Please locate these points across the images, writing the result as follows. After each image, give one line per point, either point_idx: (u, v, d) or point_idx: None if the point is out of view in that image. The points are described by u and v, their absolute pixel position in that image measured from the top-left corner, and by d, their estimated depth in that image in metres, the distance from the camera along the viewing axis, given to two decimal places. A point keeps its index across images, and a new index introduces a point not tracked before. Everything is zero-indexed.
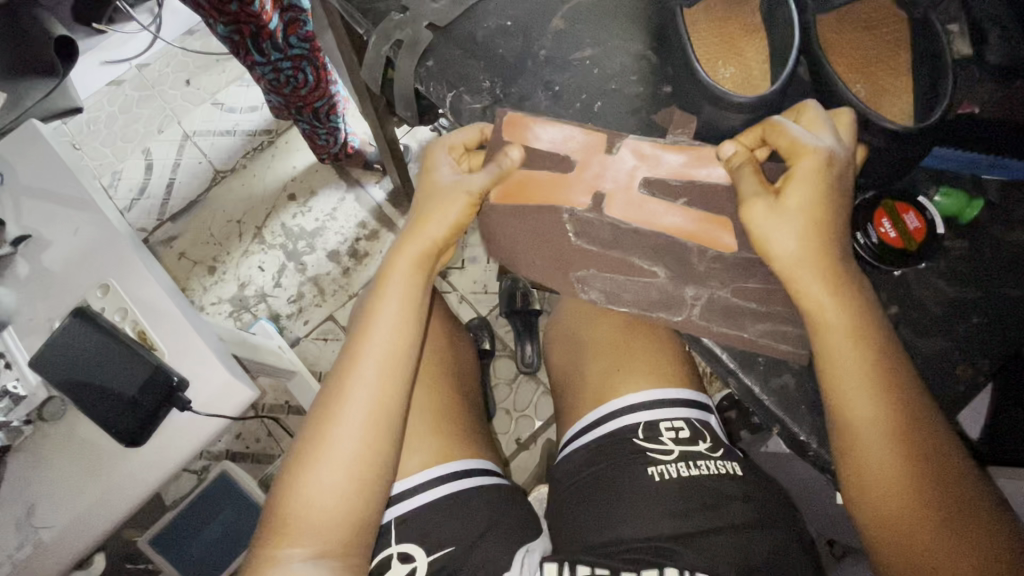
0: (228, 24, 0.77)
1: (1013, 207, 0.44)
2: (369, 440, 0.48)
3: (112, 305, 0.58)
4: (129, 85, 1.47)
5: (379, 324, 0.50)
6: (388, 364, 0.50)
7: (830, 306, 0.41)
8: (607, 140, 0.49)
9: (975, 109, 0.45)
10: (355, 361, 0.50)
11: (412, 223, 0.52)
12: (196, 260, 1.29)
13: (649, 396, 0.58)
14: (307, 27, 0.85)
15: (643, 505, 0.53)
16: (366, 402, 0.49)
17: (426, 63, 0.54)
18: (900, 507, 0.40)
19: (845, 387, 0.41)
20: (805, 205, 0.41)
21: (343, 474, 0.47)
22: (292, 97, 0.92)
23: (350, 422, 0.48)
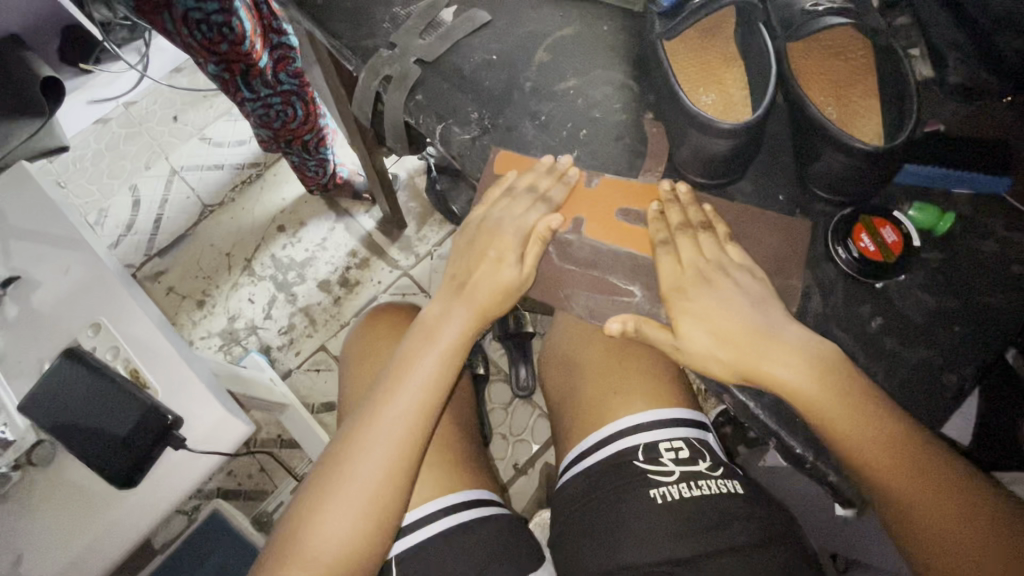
0: (218, 63, 0.78)
1: (985, 218, 0.46)
2: (389, 472, 0.48)
3: (103, 343, 0.58)
4: (116, 123, 1.48)
5: (421, 365, 0.52)
6: (422, 404, 0.51)
7: (781, 362, 0.42)
8: (585, 175, 0.51)
9: (940, 127, 0.49)
10: (389, 397, 0.51)
11: (469, 270, 0.55)
12: (186, 295, 1.28)
13: (647, 416, 0.58)
14: (296, 64, 0.87)
15: (645, 528, 0.53)
16: (395, 435, 0.49)
17: (415, 96, 0.56)
18: (949, 548, 0.38)
19: (846, 427, 0.40)
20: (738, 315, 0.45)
21: (359, 506, 0.47)
22: (281, 131, 0.94)
23: (375, 455, 0.48)
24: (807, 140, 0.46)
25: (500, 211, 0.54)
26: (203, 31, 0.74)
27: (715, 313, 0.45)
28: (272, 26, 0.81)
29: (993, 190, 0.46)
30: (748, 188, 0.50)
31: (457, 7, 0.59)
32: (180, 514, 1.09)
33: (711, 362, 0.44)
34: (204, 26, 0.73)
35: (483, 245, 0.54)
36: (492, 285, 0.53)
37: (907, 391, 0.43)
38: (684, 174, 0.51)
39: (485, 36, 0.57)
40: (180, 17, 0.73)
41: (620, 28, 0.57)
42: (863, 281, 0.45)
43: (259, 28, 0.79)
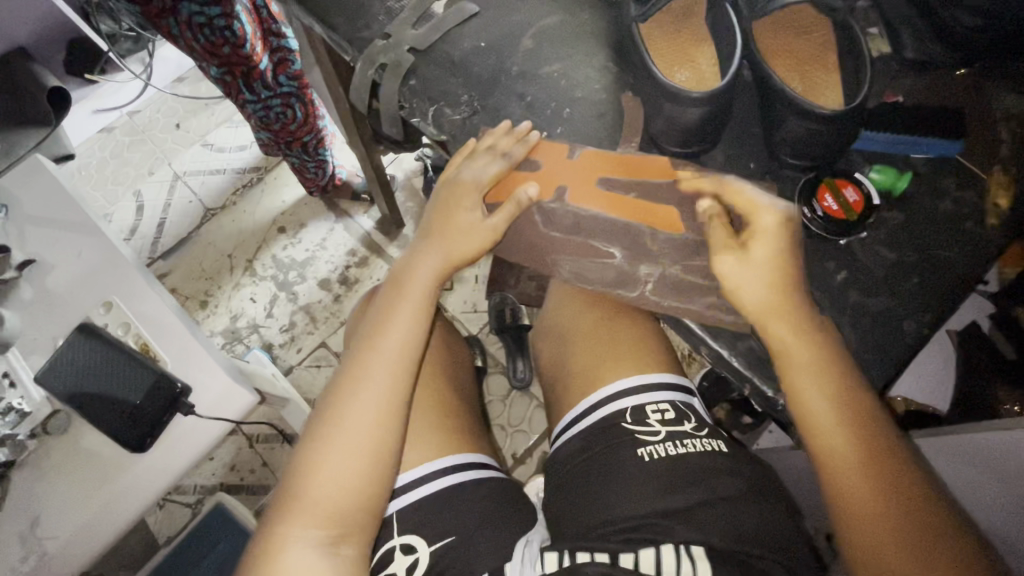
0: (220, 66, 0.82)
1: (941, 180, 0.49)
2: (379, 422, 0.51)
3: (114, 320, 0.61)
4: (119, 131, 1.53)
5: (393, 323, 0.55)
6: (399, 359, 0.54)
7: (773, 320, 0.45)
8: (568, 146, 0.55)
9: (898, 98, 0.52)
10: (370, 354, 0.54)
11: (442, 224, 0.57)
12: (189, 295, 1.31)
13: (635, 381, 0.60)
14: (296, 66, 0.90)
15: (634, 484, 0.55)
16: (382, 389, 0.52)
17: (409, 81, 0.59)
18: (868, 500, 0.42)
19: (802, 379, 0.43)
20: (769, 258, 0.46)
21: (353, 455, 0.50)
22: (281, 133, 0.97)
23: (364, 407, 0.51)
24: (772, 110, 0.50)
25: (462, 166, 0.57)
26: (206, 34, 0.77)
27: (758, 260, 0.46)
28: (272, 30, 0.84)
29: (946, 154, 0.50)
30: (721, 159, 0.53)
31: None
32: (185, 507, 1.11)
33: (755, 313, 0.45)
34: (207, 29, 0.77)
35: (450, 200, 0.56)
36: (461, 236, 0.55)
37: (870, 337, 0.46)
38: (664, 146, 0.54)
39: (475, 26, 0.61)
40: (185, 21, 0.77)
41: (600, 16, 0.61)
42: (828, 239, 0.48)
43: (259, 32, 0.82)
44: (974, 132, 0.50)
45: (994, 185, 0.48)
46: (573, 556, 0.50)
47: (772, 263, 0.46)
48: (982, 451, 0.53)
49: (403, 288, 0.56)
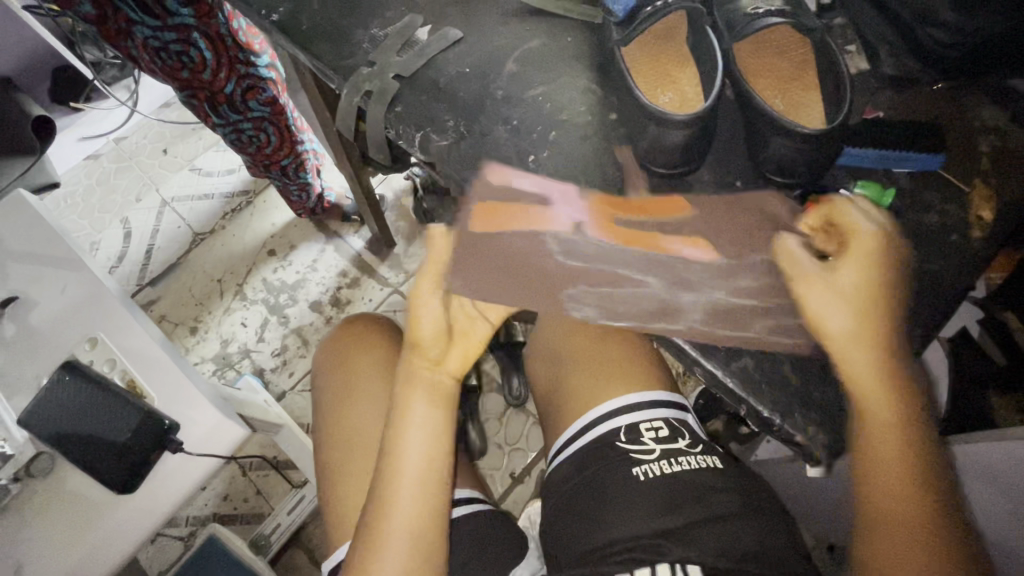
0: (184, 89, 0.81)
1: (924, 194, 0.50)
2: (420, 491, 0.51)
3: (99, 356, 0.60)
4: (106, 159, 1.51)
5: (407, 449, 0.52)
6: (434, 424, 0.53)
7: (835, 314, 0.44)
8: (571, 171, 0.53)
9: (879, 114, 0.53)
10: (403, 424, 0.53)
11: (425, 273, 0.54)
12: (178, 321, 1.30)
13: (628, 399, 0.59)
14: (267, 93, 0.83)
15: (627, 504, 0.52)
16: (420, 459, 0.52)
17: (395, 108, 0.59)
18: (910, 522, 0.43)
19: (869, 391, 0.43)
20: (857, 279, 0.44)
21: (407, 534, 0.50)
22: (258, 156, 0.94)
23: (406, 483, 0.51)
24: (756, 130, 0.50)
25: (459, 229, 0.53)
26: (162, 57, 0.75)
27: (847, 284, 0.44)
28: (239, 58, 0.77)
29: (929, 168, 0.50)
30: (707, 178, 0.53)
31: (431, 26, 0.63)
32: (176, 542, 1.08)
33: (839, 321, 0.44)
34: (163, 53, 0.75)
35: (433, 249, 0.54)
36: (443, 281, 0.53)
37: None
38: (649, 169, 0.53)
39: (459, 51, 0.62)
40: (141, 43, 0.74)
41: (583, 39, 0.62)
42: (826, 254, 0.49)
43: (220, 59, 0.76)
44: (955, 145, 0.51)
45: (977, 198, 0.49)
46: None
47: (859, 281, 0.44)
48: (979, 461, 0.53)
49: (407, 412, 0.53)
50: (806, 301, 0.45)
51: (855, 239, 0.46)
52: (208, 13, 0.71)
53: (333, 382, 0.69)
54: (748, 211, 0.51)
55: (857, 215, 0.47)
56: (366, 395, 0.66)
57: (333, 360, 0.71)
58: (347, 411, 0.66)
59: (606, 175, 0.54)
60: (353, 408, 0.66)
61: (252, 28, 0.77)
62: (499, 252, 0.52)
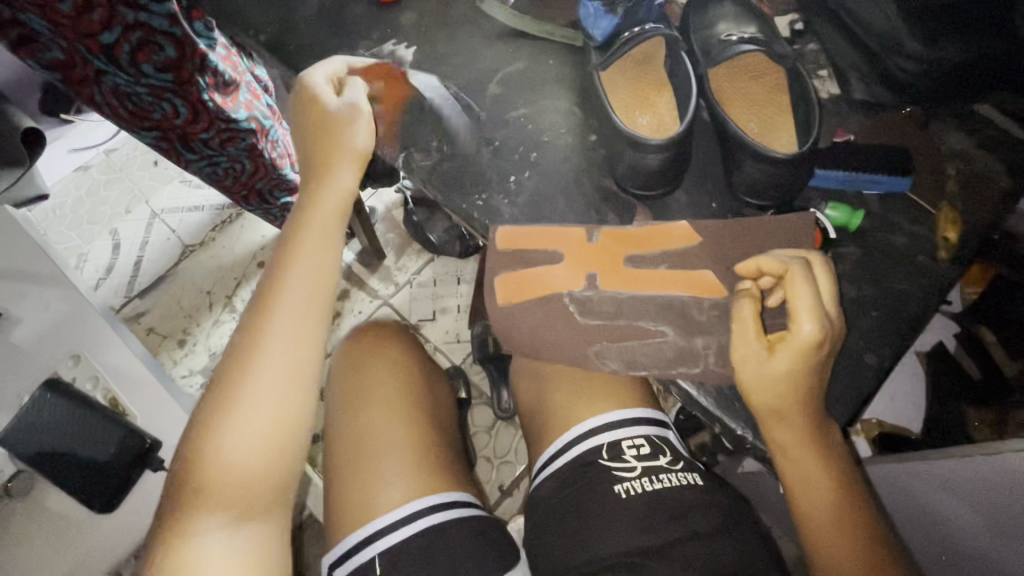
0: (150, 129, 0.71)
1: (892, 215, 0.51)
2: (279, 404, 0.52)
3: (82, 373, 0.61)
4: (96, 170, 1.51)
5: (268, 344, 0.53)
6: (298, 322, 0.54)
7: (751, 363, 0.45)
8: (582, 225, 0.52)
9: (849, 137, 0.55)
10: (263, 324, 0.54)
11: (307, 199, 0.59)
12: (166, 334, 1.29)
13: (611, 416, 0.59)
14: (246, 140, 0.74)
15: (609, 522, 0.53)
16: (286, 350, 0.53)
17: (380, 129, 0.60)
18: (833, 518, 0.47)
19: (781, 426, 0.45)
20: (789, 369, 0.43)
21: (263, 416, 0.51)
22: (233, 189, 0.84)
23: (268, 373, 0.52)
24: (730, 153, 0.52)
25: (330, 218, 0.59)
26: (132, 102, 0.66)
27: (776, 371, 0.44)
28: (218, 117, 0.69)
29: (897, 191, 0.52)
30: (685, 198, 0.55)
31: (416, 48, 0.64)
32: None
33: (754, 390, 0.45)
34: (134, 98, 0.65)
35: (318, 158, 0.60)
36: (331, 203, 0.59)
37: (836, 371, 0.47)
38: (627, 190, 0.54)
39: (444, 72, 0.63)
40: (109, 90, 0.64)
41: (564, 62, 0.63)
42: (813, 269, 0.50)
43: (196, 114, 0.68)
44: (922, 168, 0.53)
45: (943, 220, 0.51)
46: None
47: (790, 383, 0.44)
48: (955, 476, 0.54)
49: (264, 331, 0.53)
50: (738, 374, 0.45)
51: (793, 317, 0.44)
52: (192, 80, 0.63)
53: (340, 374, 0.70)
54: (724, 225, 0.51)
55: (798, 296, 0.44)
56: (377, 402, 0.66)
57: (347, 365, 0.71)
58: (357, 414, 0.65)
59: (587, 196, 0.56)
60: (363, 415, 0.65)
61: (232, 84, 0.69)
62: (512, 279, 0.52)
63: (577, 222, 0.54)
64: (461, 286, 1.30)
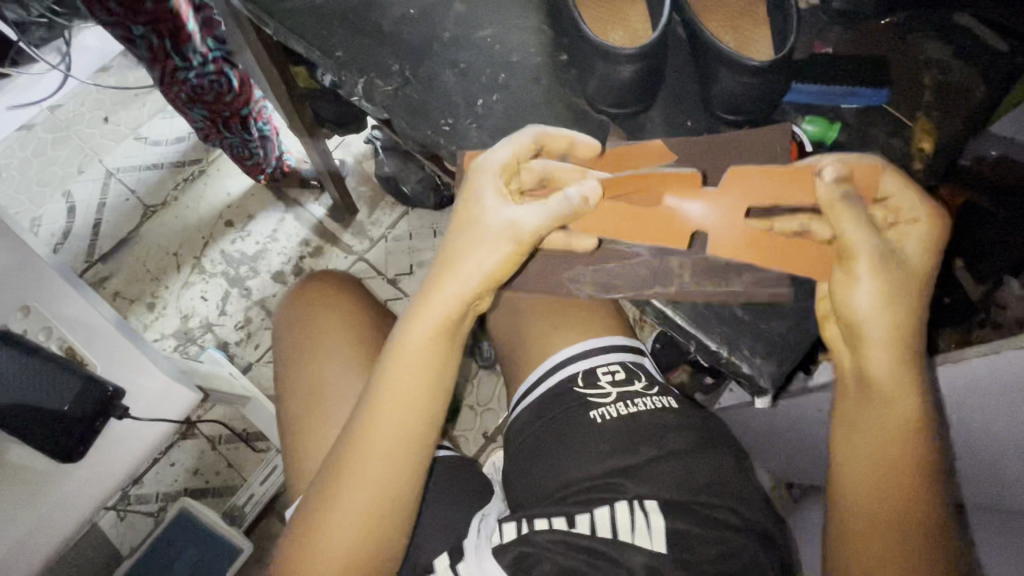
0: (143, 25, 0.70)
1: (868, 128, 0.50)
2: (367, 514, 0.42)
3: (34, 324, 0.53)
4: (42, 128, 1.41)
5: (372, 455, 0.43)
6: (395, 437, 0.43)
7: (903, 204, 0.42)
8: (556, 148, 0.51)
9: (827, 50, 0.53)
10: (364, 432, 0.43)
11: (434, 274, 0.44)
12: (133, 298, 1.25)
13: (586, 346, 0.59)
14: (220, 27, 0.81)
15: (585, 445, 0.53)
16: (390, 427, 0.43)
17: (336, 53, 0.56)
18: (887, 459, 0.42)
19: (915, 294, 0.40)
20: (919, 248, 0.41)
21: (352, 515, 0.42)
22: (217, 105, 0.85)
23: (359, 490, 0.42)
24: (705, 66, 0.49)
25: (466, 240, 0.43)
26: None
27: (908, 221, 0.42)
28: None
29: (873, 104, 0.51)
30: (659, 118, 0.53)
31: None
32: (146, 517, 1.06)
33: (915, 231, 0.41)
34: None
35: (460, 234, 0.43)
36: (462, 279, 0.42)
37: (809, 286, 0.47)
38: (599, 109, 0.52)
39: None
40: None
41: None
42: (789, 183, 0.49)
43: None
44: (899, 80, 0.51)
45: (919, 131, 0.50)
46: (530, 524, 0.49)
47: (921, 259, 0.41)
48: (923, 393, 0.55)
49: (371, 421, 0.43)
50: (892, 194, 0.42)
51: (911, 267, 0.41)
52: None
53: (297, 331, 0.67)
54: (697, 142, 0.50)
55: (910, 244, 0.41)
56: (330, 350, 0.64)
57: (298, 311, 0.68)
58: (312, 366, 0.64)
59: (559, 119, 0.53)
60: (317, 364, 0.64)
61: None
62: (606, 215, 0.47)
63: None
64: (437, 238, 1.27)
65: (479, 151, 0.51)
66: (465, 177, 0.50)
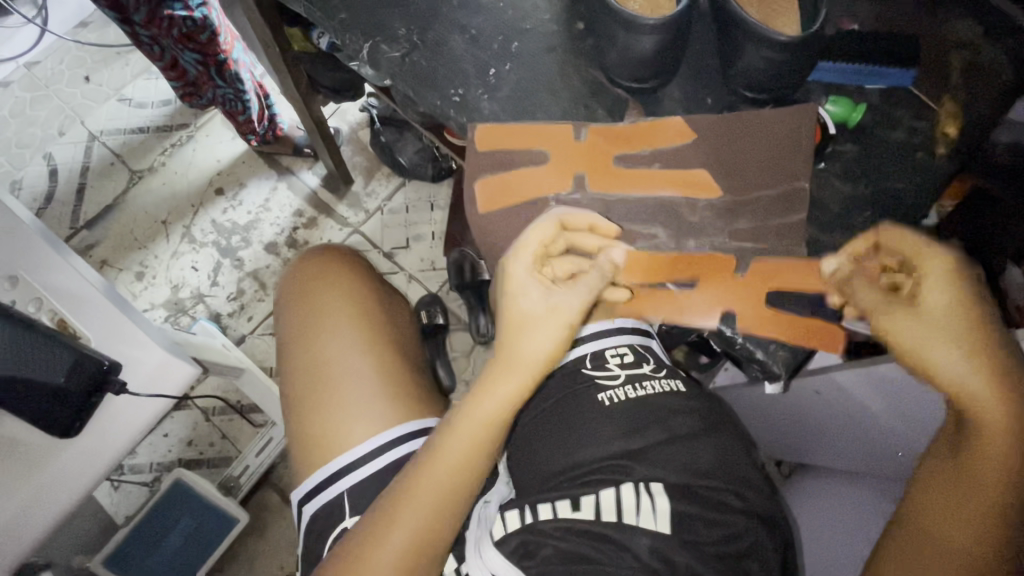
0: None
1: (892, 111, 0.49)
2: (415, 546, 0.44)
3: (22, 295, 0.52)
4: (19, 86, 1.34)
5: (418, 497, 0.45)
6: (451, 486, 0.45)
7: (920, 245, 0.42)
8: (572, 126, 0.49)
9: (854, 26, 0.51)
10: (421, 473, 0.45)
11: (498, 353, 0.46)
12: (122, 267, 1.21)
13: (595, 326, 0.58)
14: None
15: (592, 428, 0.53)
16: (447, 473, 0.45)
17: (339, 15, 0.53)
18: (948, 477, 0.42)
19: (947, 317, 0.40)
20: (948, 297, 0.40)
21: (400, 544, 0.44)
22: (207, 46, 0.82)
23: (407, 526, 0.44)
24: (729, 39, 0.47)
25: (529, 322, 0.45)
26: None
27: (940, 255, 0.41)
28: None
29: (899, 85, 0.49)
30: (678, 94, 0.51)
31: None
32: (140, 487, 1.05)
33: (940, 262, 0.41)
34: None
35: (516, 322, 0.45)
36: (528, 356, 0.45)
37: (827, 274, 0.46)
38: (616, 82, 0.50)
39: None
40: None
41: None
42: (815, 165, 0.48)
43: None
44: (926, 61, 0.50)
45: (944, 114, 0.48)
46: (534, 512, 0.49)
47: (955, 296, 0.40)
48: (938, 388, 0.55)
49: (427, 470, 0.45)
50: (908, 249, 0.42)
51: (937, 309, 0.40)
52: None
53: (301, 308, 0.65)
54: (721, 121, 0.48)
55: (937, 290, 0.41)
56: (338, 327, 0.63)
57: (298, 289, 0.67)
58: (316, 343, 0.62)
59: (575, 92, 0.51)
60: (323, 339, 0.62)
61: None
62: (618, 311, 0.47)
63: (563, 120, 0.50)
64: (434, 212, 1.25)
65: (492, 125, 0.49)
66: (477, 153, 0.49)
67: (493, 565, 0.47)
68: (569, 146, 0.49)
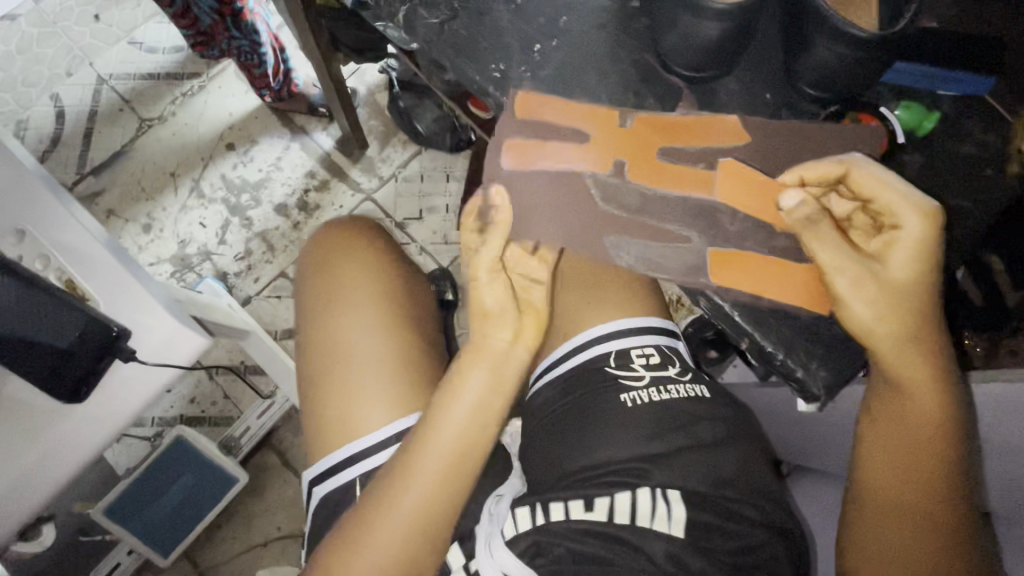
0: None
1: (962, 121, 0.46)
2: (414, 532, 0.43)
3: (29, 252, 0.51)
4: (25, 21, 1.28)
5: (414, 484, 0.44)
6: (446, 472, 0.44)
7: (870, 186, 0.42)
8: (619, 112, 0.46)
9: (933, 23, 0.48)
10: (414, 458, 0.44)
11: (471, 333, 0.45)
12: (128, 218, 1.19)
13: (620, 324, 0.56)
14: None
15: (614, 430, 0.52)
16: (443, 458, 0.44)
17: None
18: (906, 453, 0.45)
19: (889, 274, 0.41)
20: (911, 253, 0.41)
21: (398, 531, 0.43)
22: None
23: (402, 513, 0.43)
24: (800, 29, 0.43)
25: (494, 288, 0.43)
26: None
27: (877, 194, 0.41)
28: None
29: (973, 93, 0.46)
30: (735, 86, 0.47)
31: None
32: (142, 441, 1.05)
33: (906, 215, 0.41)
34: None
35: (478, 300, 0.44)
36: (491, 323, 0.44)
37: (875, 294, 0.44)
38: (671, 68, 0.46)
39: None
40: None
41: None
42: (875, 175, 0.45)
43: None
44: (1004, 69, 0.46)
45: (1020, 128, 0.45)
46: (546, 513, 0.48)
47: (916, 252, 0.41)
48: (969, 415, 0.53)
49: (417, 455, 0.44)
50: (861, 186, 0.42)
51: (893, 270, 0.41)
52: None
53: (318, 279, 0.63)
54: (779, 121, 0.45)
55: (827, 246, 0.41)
56: (353, 301, 0.61)
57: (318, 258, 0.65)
58: (331, 317, 0.60)
59: (624, 76, 0.47)
60: (334, 310, 0.60)
61: None
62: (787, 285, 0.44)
63: (609, 105, 0.47)
64: (450, 183, 1.21)
65: (536, 105, 0.46)
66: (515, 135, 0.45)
67: (505, 563, 0.45)
68: (617, 135, 0.45)
